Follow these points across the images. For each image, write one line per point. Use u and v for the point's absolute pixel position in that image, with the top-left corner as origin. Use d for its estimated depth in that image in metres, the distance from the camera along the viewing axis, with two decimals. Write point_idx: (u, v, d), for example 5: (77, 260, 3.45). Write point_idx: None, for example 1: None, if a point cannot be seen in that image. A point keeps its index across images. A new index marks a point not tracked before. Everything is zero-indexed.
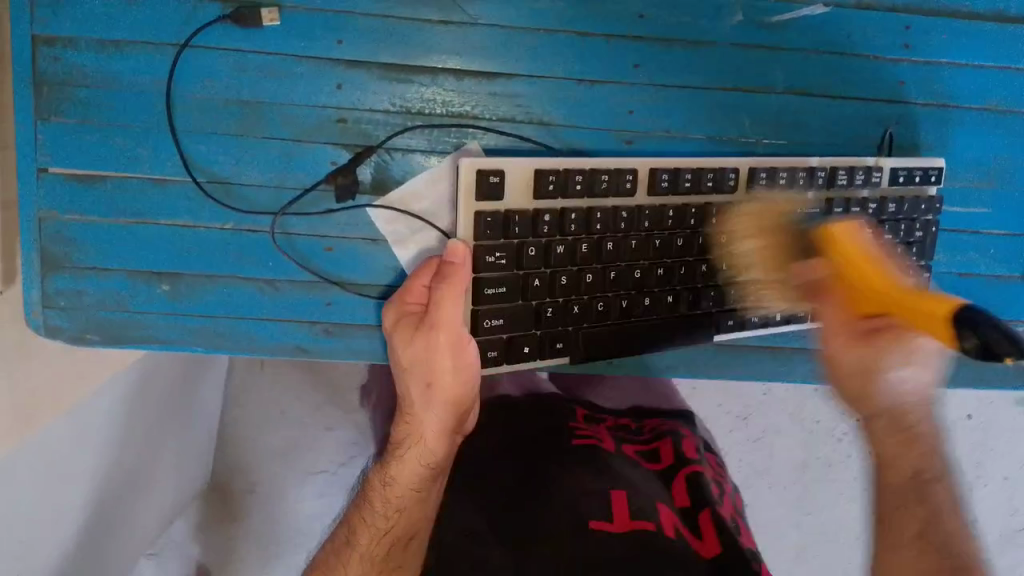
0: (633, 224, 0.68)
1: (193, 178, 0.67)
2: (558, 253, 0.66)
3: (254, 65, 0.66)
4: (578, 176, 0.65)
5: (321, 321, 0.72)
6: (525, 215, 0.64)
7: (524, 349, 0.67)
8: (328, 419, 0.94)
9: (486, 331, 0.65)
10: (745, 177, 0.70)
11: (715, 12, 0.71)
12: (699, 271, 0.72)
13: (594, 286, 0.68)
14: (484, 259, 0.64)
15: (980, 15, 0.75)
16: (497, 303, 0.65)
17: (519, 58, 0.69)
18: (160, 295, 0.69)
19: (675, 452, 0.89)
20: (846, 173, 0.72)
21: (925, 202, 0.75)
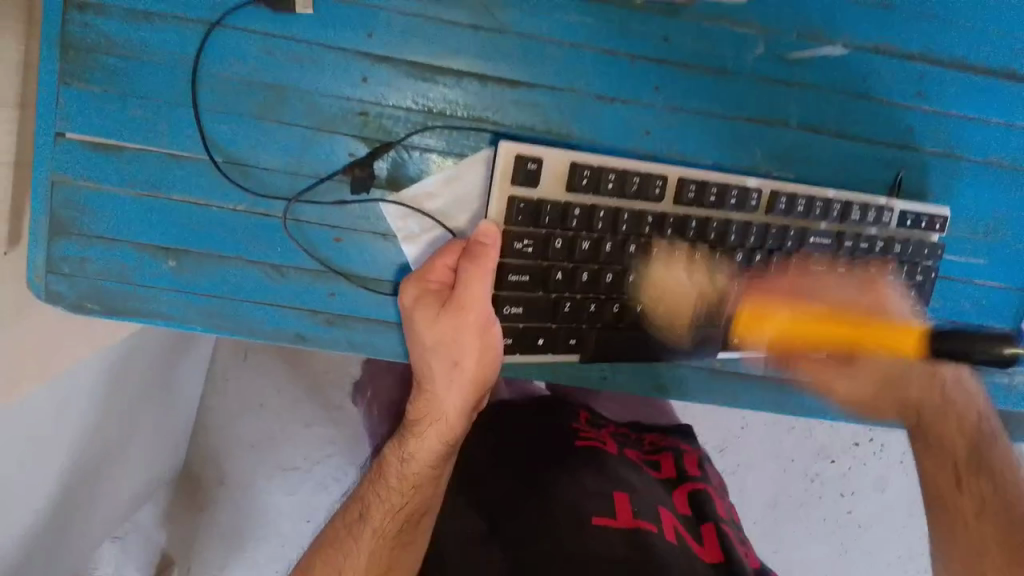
0: (656, 231, 0.68)
1: (210, 156, 0.66)
2: (583, 248, 0.67)
3: (281, 50, 0.66)
4: (610, 176, 0.65)
5: (324, 310, 0.72)
6: (556, 206, 0.65)
7: (538, 339, 0.69)
8: (306, 416, 1.09)
9: (503, 317, 0.67)
10: (768, 198, 0.70)
11: (739, 42, 0.70)
12: (715, 285, 0.71)
13: (612, 286, 0.69)
14: (511, 245, 0.65)
15: (995, 71, 0.74)
16: (518, 291, 0.67)
17: (542, 69, 0.69)
18: (166, 271, 0.69)
19: (676, 466, 0.93)
20: (860, 210, 0.72)
21: (928, 247, 0.74)
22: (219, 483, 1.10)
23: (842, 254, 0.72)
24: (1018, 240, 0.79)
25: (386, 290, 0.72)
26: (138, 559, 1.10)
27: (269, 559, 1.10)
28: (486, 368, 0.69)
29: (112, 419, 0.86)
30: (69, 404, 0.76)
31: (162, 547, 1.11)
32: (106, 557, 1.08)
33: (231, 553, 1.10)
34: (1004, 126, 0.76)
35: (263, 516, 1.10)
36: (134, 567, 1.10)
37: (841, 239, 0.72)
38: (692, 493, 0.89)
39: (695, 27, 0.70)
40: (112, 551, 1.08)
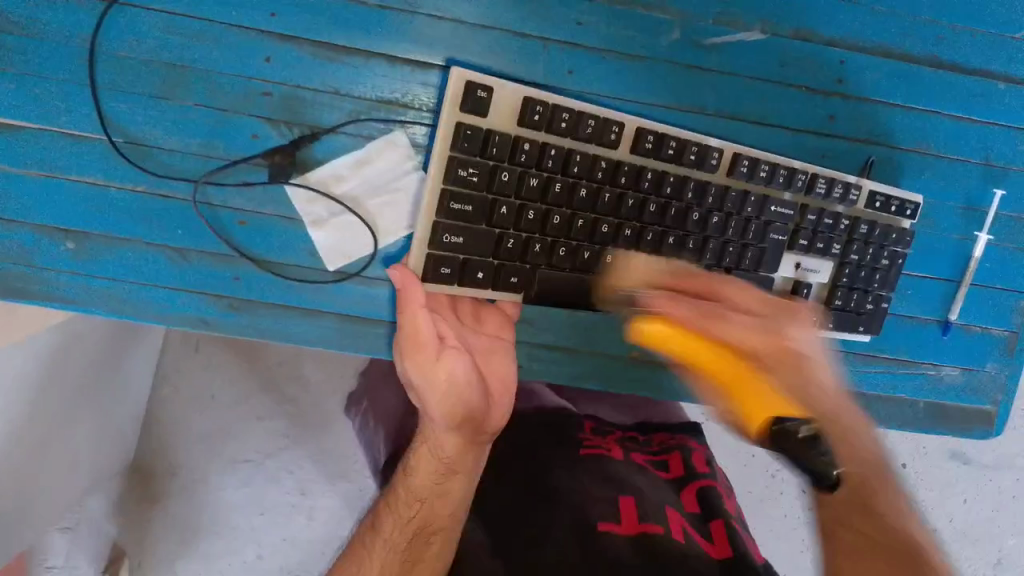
0: (609, 178, 0.64)
1: (109, 137, 0.65)
2: (531, 186, 0.62)
3: (181, 29, 0.64)
4: (564, 114, 0.61)
5: (229, 295, 0.70)
6: (505, 139, 0.60)
7: (477, 275, 0.62)
8: (258, 409, 1.07)
9: (443, 246, 0.60)
10: (728, 161, 0.67)
11: (654, 26, 0.69)
12: (668, 243, 0.67)
13: (559, 229, 0.64)
14: (455, 172, 0.59)
15: (916, 58, 0.73)
16: (459, 221, 0.60)
17: (452, 52, 0.68)
18: (65, 253, 0.67)
19: (684, 463, 0.90)
20: (827, 184, 0.70)
21: (896, 232, 0.73)
22: (169, 476, 1.06)
23: (802, 227, 0.70)
24: (942, 230, 0.78)
25: (289, 274, 0.71)
26: (88, 551, 1.04)
27: (223, 553, 1.07)
28: (501, 378, 0.72)
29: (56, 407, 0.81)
30: (10, 400, 0.71)
31: (113, 537, 1.05)
32: (56, 548, 1.02)
33: (181, 550, 1.06)
34: (928, 114, 0.75)
35: (211, 510, 1.06)
36: (84, 558, 1.04)
37: (805, 212, 0.70)
38: (702, 490, 0.87)
39: (610, 10, 0.68)
40: (62, 540, 1.02)
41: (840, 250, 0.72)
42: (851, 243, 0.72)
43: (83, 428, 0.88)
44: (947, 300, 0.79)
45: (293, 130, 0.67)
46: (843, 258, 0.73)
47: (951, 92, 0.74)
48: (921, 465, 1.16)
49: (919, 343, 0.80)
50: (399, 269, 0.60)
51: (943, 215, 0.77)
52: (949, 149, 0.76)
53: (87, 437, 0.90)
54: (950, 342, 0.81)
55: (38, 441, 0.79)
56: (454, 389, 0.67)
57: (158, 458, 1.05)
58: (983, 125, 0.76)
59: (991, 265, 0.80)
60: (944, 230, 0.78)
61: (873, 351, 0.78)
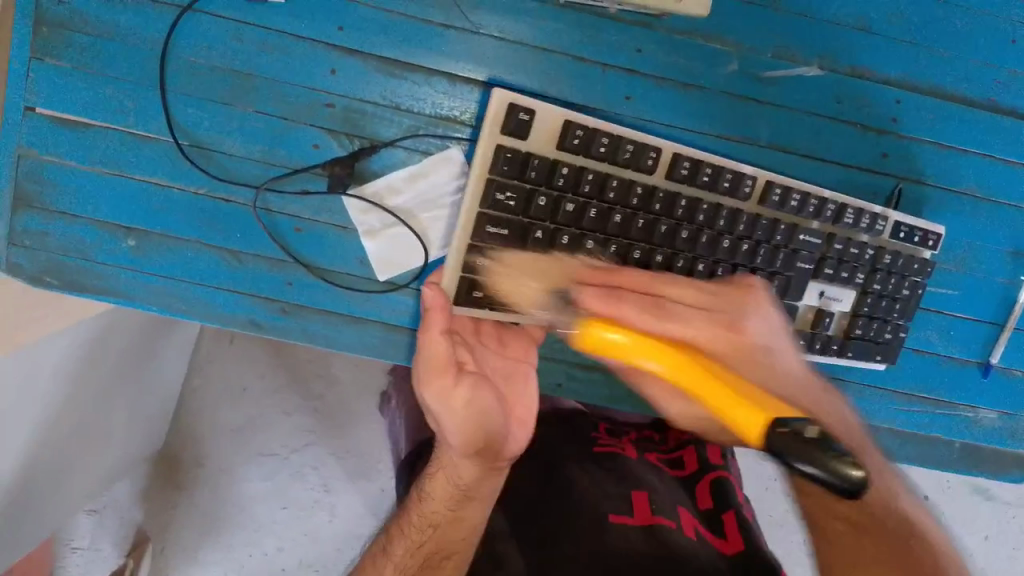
0: (644, 204, 0.62)
1: (175, 138, 0.67)
2: (567, 211, 0.60)
3: (253, 38, 0.66)
4: (604, 138, 0.60)
5: (280, 299, 0.72)
6: (543, 163, 0.59)
7: (510, 299, 0.61)
8: (287, 404, 1.09)
9: (476, 270, 0.60)
10: (761, 188, 0.66)
11: (713, 58, 0.70)
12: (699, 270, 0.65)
13: (594, 255, 0.62)
14: (493, 195, 0.58)
15: (970, 100, 0.73)
16: (494, 244, 0.59)
17: (511, 72, 0.69)
18: (124, 250, 0.69)
19: (699, 456, 0.93)
20: (855, 214, 0.68)
21: (918, 263, 0.71)
22: (197, 465, 1.07)
23: (828, 256, 0.69)
24: (989, 274, 0.77)
25: (340, 282, 0.72)
26: (114, 535, 1.06)
27: (243, 544, 1.08)
28: (522, 402, 0.69)
29: (92, 396, 0.82)
30: (51, 384, 0.73)
31: (138, 523, 1.07)
32: (82, 530, 1.04)
33: (203, 538, 1.07)
34: (979, 156, 0.74)
35: (235, 501, 1.07)
36: (109, 541, 1.06)
37: (831, 241, 0.69)
38: (713, 486, 0.89)
39: (669, 40, 0.69)
40: (88, 521, 1.05)
41: (863, 279, 0.70)
42: (875, 273, 0.71)
43: (118, 409, 0.90)
44: (988, 343, 0.79)
45: (353, 142, 0.69)
46: (866, 288, 0.71)
47: (1002, 136, 0.74)
48: (945, 501, 1.15)
49: (962, 384, 0.79)
50: (431, 288, 0.58)
51: (992, 258, 0.77)
52: (999, 193, 0.76)
53: (120, 417, 0.92)
54: (988, 384, 0.80)
55: (73, 427, 0.82)
56: (478, 415, 0.64)
57: (188, 448, 1.07)
58: None
59: None
60: (991, 273, 0.77)
61: (911, 390, 0.78)
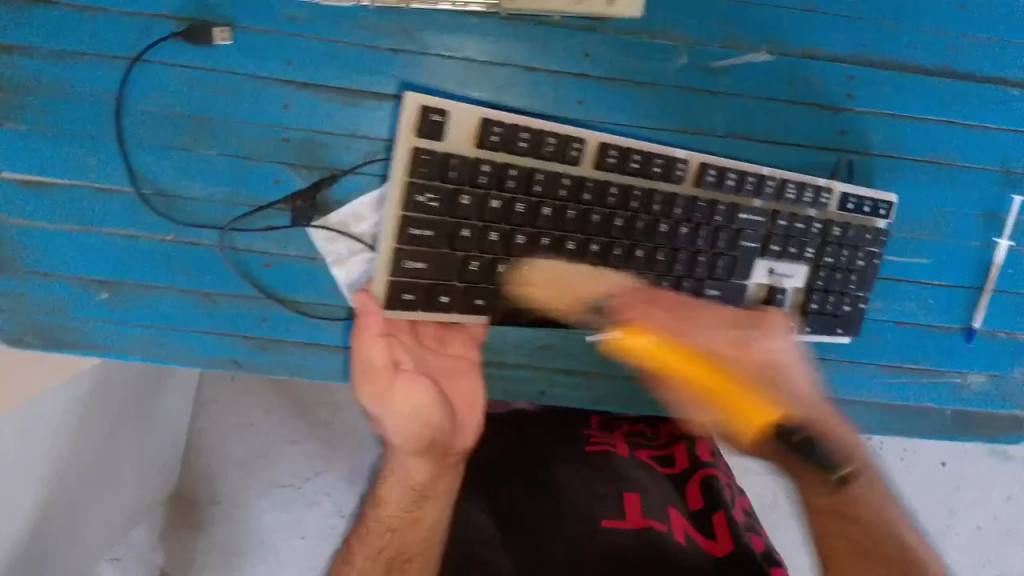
0: (573, 196, 0.62)
1: (137, 188, 0.67)
2: (493, 209, 0.60)
3: (204, 81, 0.67)
4: (524, 134, 0.60)
5: (258, 336, 0.72)
6: (465, 162, 0.59)
7: (441, 299, 0.61)
8: (294, 434, 1.08)
9: (402, 271, 0.60)
10: (695, 170, 0.65)
11: (661, 53, 0.70)
12: (637, 256, 0.65)
13: (525, 250, 0.62)
14: (414, 198, 0.58)
15: (926, 69, 0.72)
16: (421, 246, 0.59)
17: (462, 89, 0.69)
18: (100, 303, 0.69)
19: (688, 454, 0.92)
20: (796, 188, 0.67)
21: (872, 233, 0.70)
22: (212, 503, 1.07)
23: (774, 233, 0.68)
24: (961, 239, 0.76)
25: (317, 313, 0.73)
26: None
27: None
28: (466, 398, 0.70)
29: (95, 445, 0.83)
30: (52, 443, 0.74)
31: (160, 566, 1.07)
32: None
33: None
34: (941, 123, 0.73)
35: (256, 536, 1.08)
36: None
37: (776, 218, 0.67)
38: (706, 482, 0.88)
39: (616, 41, 0.70)
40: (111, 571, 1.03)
41: (813, 253, 0.69)
42: (825, 246, 0.69)
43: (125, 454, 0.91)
44: (969, 307, 0.77)
45: (313, 173, 0.69)
46: (819, 261, 0.70)
47: (962, 100, 0.73)
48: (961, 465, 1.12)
49: (943, 352, 0.78)
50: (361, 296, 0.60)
51: (963, 223, 0.75)
52: (962, 157, 0.74)
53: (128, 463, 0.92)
54: (973, 348, 0.78)
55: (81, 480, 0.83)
56: (415, 412, 0.65)
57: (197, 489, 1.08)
58: (997, 133, 0.74)
59: (1013, 271, 0.77)
60: (964, 239, 0.76)
61: (896, 361, 0.77)
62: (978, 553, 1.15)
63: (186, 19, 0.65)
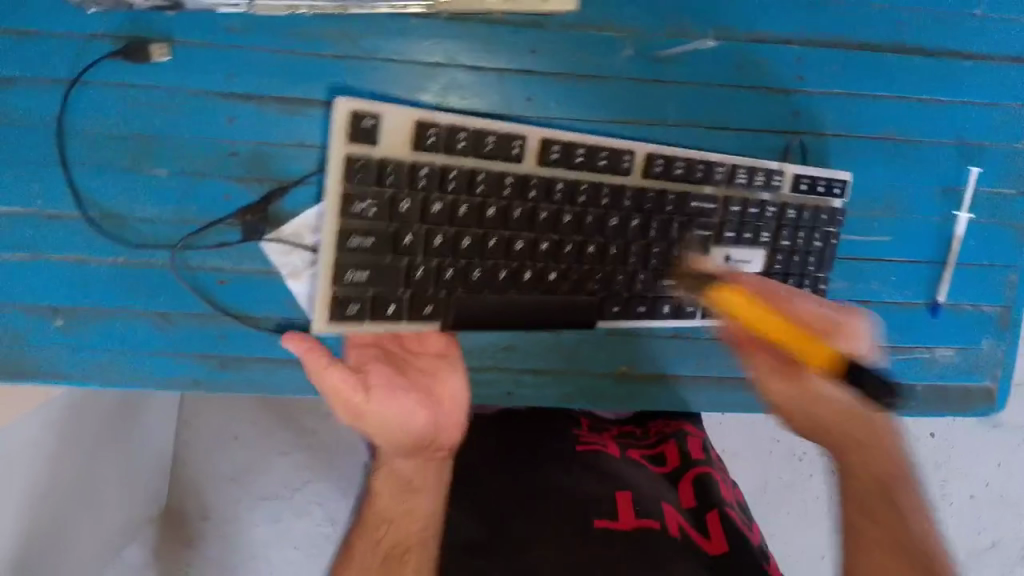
0: (518, 194, 0.61)
1: (84, 213, 0.67)
2: (436, 212, 0.58)
3: (145, 100, 0.66)
4: (462, 134, 0.58)
5: (216, 353, 0.71)
6: (402, 167, 0.57)
7: (389, 308, 0.58)
8: (282, 445, 1.05)
9: (345, 281, 0.57)
10: (641, 161, 0.64)
11: (608, 45, 0.69)
12: (587, 253, 0.64)
13: (472, 252, 0.60)
14: (351, 205, 0.55)
15: (875, 45, 0.72)
16: (363, 254, 0.57)
17: (410, 92, 0.68)
18: (55, 329, 0.69)
19: (680, 452, 0.91)
20: (746, 173, 0.67)
21: (827, 214, 0.70)
22: (203, 518, 1.04)
23: (727, 219, 0.67)
24: (920, 214, 0.75)
25: (277, 327, 0.72)
26: None
27: None
28: (453, 399, 0.68)
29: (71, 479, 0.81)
30: (25, 471, 0.73)
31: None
32: None
33: None
34: (895, 99, 0.73)
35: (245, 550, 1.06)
36: None
37: (728, 204, 0.67)
38: (698, 479, 0.88)
39: (562, 34, 0.69)
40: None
41: (770, 237, 0.69)
42: (781, 229, 0.69)
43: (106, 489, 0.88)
44: (932, 282, 0.77)
45: (263, 186, 0.68)
46: (776, 245, 0.69)
47: (914, 75, 0.73)
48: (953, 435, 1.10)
49: (910, 328, 0.77)
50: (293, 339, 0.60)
51: (921, 198, 0.75)
52: (918, 132, 0.74)
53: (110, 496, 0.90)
54: (940, 324, 0.78)
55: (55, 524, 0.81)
56: (398, 421, 0.65)
57: None
58: (952, 105, 0.74)
59: (974, 243, 0.77)
60: (924, 213, 0.75)
61: None
62: (972, 521, 1.13)
63: (122, 37, 0.64)
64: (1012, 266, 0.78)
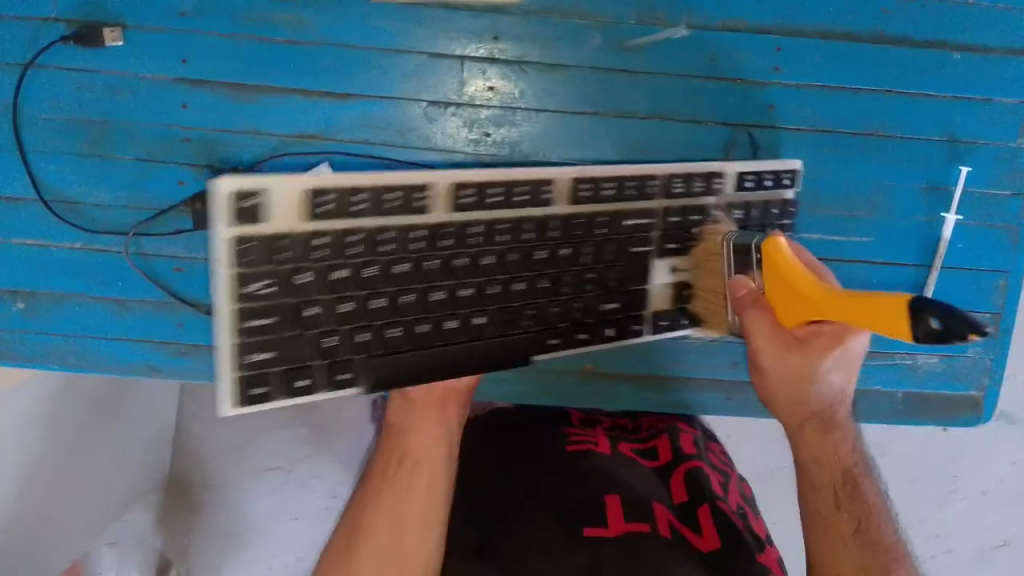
0: (431, 245, 0.56)
1: (41, 198, 0.66)
2: (341, 278, 0.53)
3: (99, 84, 0.65)
4: (360, 194, 0.53)
5: (174, 341, 0.71)
6: (296, 238, 0.51)
7: (300, 384, 0.52)
8: (284, 416, 0.99)
9: (248, 368, 0.51)
10: (567, 188, 0.60)
11: (572, 34, 0.67)
12: (516, 290, 0.60)
13: (389, 313, 0.55)
14: (243, 289, 0.50)
15: (858, 35, 0.69)
16: (263, 337, 0.51)
17: (367, 80, 0.67)
18: (16, 312, 0.69)
19: (672, 448, 0.84)
20: (684, 179, 0.64)
21: (778, 208, 0.67)
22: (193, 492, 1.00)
23: (669, 232, 0.64)
24: (905, 214, 0.72)
25: None
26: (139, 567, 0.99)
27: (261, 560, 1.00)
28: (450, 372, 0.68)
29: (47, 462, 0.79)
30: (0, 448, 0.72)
31: (159, 549, 1.00)
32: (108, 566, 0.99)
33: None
34: (877, 94, 0.70)
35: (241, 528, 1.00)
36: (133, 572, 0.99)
37: (668, 216, 0.64)
38: (691, 476, 0.80)
39: (524, 21, 0.67)
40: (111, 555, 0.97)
41: None
42: None
43: (88, 467, 0.86)
44: (918, 285, 0.73)
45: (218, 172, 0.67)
46: None
47: (897, 69, 0.69)
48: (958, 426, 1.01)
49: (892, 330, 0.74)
50: None
51: (906, 196, 0.72)
52: (901, 129, 0.71)
53: (97, 476, 0.88)
54: None
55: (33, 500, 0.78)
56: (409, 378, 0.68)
57: None
58: (940, 100, 0.70)
59: (962, 246, 0.73)
60: (910, 213, 0.72)
61: None
62: (983, 520, 1.03)
63: (76, 22, 0.64)
64: (1001, 272, 0.74)
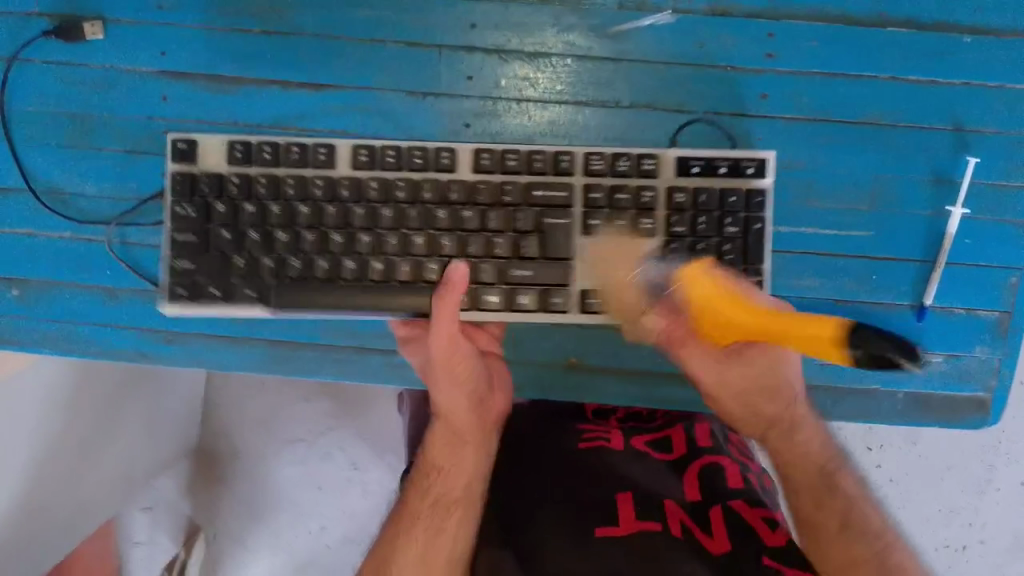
0: (330, 194, 0.63)
1: (30, 187, 0.68)
2: (248, 214, 0.63)
3: (82, 78, 0.67)
4: (266, 146, 0.62)
5: (162, 328, 0.69)
6: (214, 176, 0.63)
7: (211, 291, 0.62)
8: (305, 389, 0.99)
9: (177, 276, 0.62)
10: (465, 156, 0.63)
11: (554, 21, 0.66)
12: (416, 244, 0.63)
13: (288, 246, 0.63)
14: (172, 210, 0.62)
15: (856, 19, 0.67)
16: (185, 250, 0.62)
17: (345, 71, 0.66)
18: (10, 300, 0.69)
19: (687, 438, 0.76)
20: (606, 158, 0.63)
21: (735, 195, 0.62)
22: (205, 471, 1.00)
23: (589, 210, 0.63)
24: (906, 207, 0.68)
25: None
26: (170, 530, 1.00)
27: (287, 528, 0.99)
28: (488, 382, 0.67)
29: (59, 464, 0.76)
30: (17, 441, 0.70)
31: (188, 515, 1.00)
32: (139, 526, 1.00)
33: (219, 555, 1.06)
34: (875, 79, 0.67)
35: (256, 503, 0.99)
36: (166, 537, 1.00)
37: (590, 191, 0.63)
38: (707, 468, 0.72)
39: (502, 9, 0.66)
40: (143, 519, 1.00)
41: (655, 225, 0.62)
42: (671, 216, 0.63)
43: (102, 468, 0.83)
44: (921, 282, 0.68)
45: None
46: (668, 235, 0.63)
47: (901, 51, 0.67)
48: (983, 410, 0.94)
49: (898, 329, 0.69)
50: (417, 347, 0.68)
51: (909, 185, 0.68)
52: (905, 116, 0.67)
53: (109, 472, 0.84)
54: (930, 326, 0.69)
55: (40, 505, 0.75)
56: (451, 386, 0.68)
57: None
58: (949, 86, 0.67)
59: (970, 242, 0.68)
60: (917, 204, 0.68)
61: None
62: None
63: (58, 16, 0.66)
64: (1014, 269, 0.69)
